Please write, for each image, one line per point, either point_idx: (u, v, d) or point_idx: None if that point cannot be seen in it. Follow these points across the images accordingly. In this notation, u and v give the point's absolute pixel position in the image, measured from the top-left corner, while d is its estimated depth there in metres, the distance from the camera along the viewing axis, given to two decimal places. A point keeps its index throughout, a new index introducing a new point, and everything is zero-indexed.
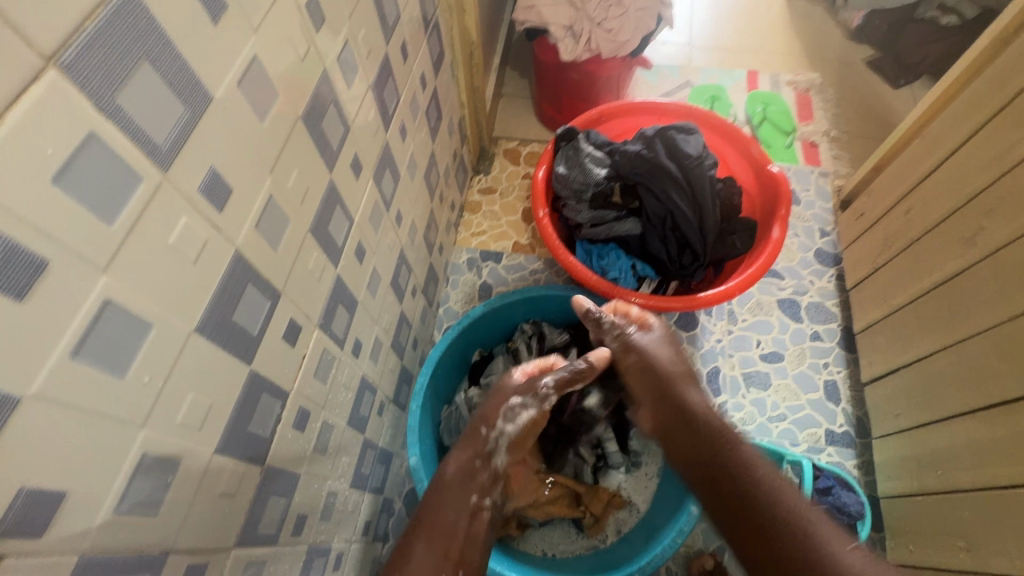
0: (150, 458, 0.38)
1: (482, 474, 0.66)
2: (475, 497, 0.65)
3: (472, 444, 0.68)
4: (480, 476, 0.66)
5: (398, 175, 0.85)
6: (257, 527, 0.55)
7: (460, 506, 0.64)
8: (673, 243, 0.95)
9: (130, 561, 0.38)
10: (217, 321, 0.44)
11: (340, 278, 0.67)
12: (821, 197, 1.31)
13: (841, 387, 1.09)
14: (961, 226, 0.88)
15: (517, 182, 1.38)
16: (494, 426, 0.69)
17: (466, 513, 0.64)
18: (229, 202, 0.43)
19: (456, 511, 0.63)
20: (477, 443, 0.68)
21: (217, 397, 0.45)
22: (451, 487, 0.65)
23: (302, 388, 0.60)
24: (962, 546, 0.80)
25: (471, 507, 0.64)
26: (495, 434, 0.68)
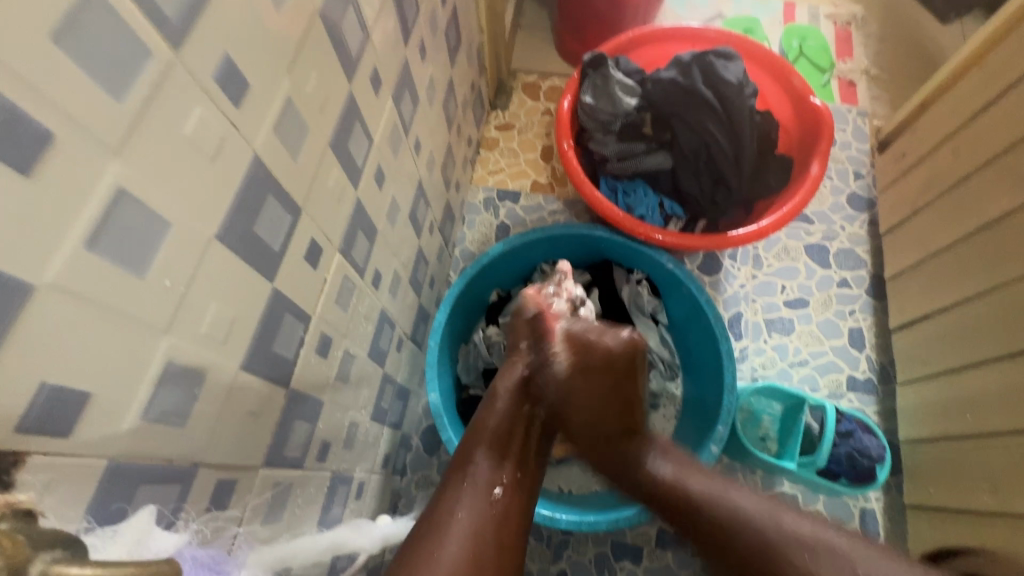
0: (176, 367, 0.37)
1: (538, 380, 0.66)
2: (528, 406, 0.64)
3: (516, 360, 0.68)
4: (534, 385, 0.65)
5: (416, 98, 0.79)
6: (282, 450, 0.54)
7: (514, 412, 0.62)
8: (706, 178, 0.90)
9: (161, 471, 0.37)
10: (238, 229, 0.41)
11: (359, 202, 0.64)
12: (858, 138, 1.24)
13: (866, 333, 1.06)
14: (1016, 163, 0.82)
15: (536, 118, 1.31)
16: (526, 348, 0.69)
17: (520, 420, 0.62)
18: (246, 97, 0.39)
19: (507, 419, 0.61)
20: (522, 359, 0.68)
21: (241, 311, 0.43)
22: (506, 395, 0.64)
23: (324, 313, 0.58)
24: (985, 488, 0.79)
25: (525, 415, 0.63)
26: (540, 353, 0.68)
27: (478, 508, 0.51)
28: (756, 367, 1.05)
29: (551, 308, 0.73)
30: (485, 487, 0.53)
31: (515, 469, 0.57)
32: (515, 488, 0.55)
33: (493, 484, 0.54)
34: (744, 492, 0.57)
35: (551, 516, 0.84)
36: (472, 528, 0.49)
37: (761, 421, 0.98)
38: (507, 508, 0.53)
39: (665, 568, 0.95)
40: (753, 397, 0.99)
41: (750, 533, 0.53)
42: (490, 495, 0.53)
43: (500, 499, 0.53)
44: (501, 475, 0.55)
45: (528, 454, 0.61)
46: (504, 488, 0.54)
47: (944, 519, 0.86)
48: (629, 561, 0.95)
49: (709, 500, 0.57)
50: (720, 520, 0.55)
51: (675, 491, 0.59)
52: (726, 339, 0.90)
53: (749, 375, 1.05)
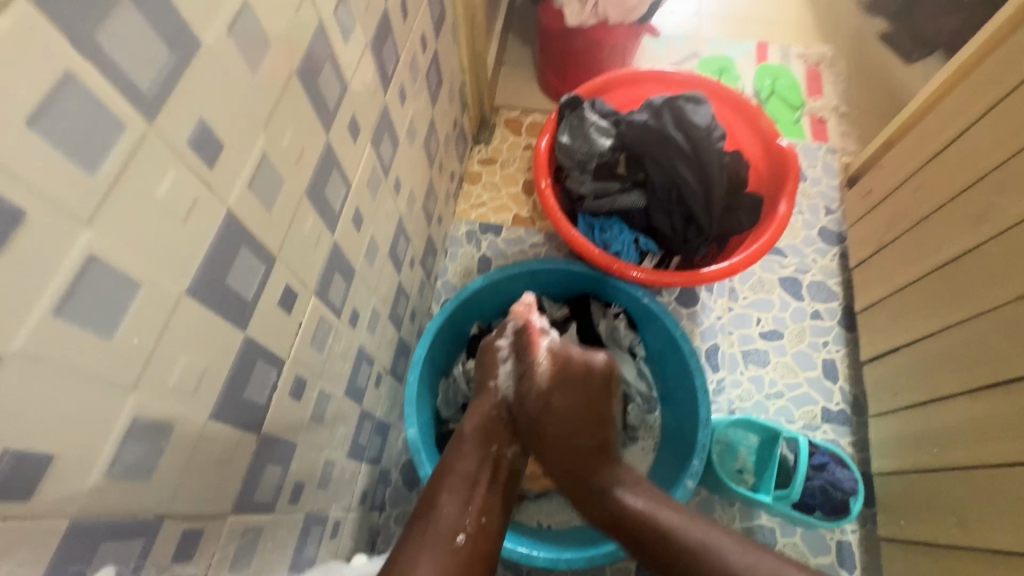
0: (142, 423, 0.37)
1: (502, 428, 0.70)
2: (496, 448, 0.68)
3: (486, 400, 0.74)
4: (498, 429, 0.70)
5: (396, 140, 0.82)
6: (253, 495, 0.54)
7: (480, 456, 0.66)
8: (678, 216, 0.93)
9: (124, 527, 0.37)
10: (209, 283, 0.42)
11: (337, 245, 0.65)
12: (828, 174, 1.28)
13: (839, 365, 1.09)
14: (972, 204, 0.86)
15: (518, 153, 1.34)
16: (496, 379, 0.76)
17: (489, 464, 0.66)
18: (221, 157, 0.41)
19: (478, 461, 0.65)
20: (490, 398, 0.74)
21: (211, 361, 0.44)
22: (472, 440, 0.67)
23: (299, 356, 0.59)
24: (954, 521, 0.81)
25: (491, 459, 0.67)
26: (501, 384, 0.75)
27: (441, 557, 0.53)
28: (733, 399, 1.07)
29: (505, 336, 0.80)
30: (448, 534, 0.55)
31: (481, 512, 0.60)
32: (479, 535, 0.57)
33: (457, 530, 0.56)
34: (718, 535, 0.59)
35: (528, 554, 0.84)
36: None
37: (738, 453, 0.99)
38: (471, 553, 0.55)
39: None
40: (729, 429, 1.00)
41: (712, 569, 0.56)
42: (453, 543, 0.55)
43: (463, 546, 0.55)
44: (468, 520, 0.58)
45: (493, 501, 0.62)
46: (467, 535, 0.56)
47: (915, 552, 0.87)
48: None
49: (672, 527, 0.60)
50: (661, 525, 0.61)
51: (642, 481, 0.67)
52: (700, 374, 0.92)
53: (726, 407, 1.06)
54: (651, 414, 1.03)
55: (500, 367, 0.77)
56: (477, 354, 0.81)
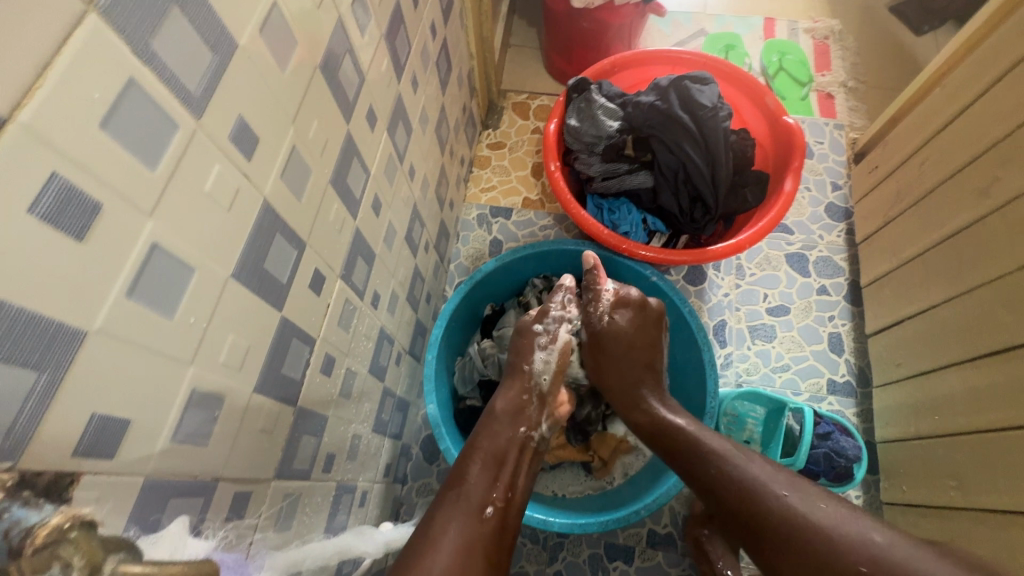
0: (200, 393, 0.41)
1: (529, 409, 0.75)
2: (524, 430, 0.73)
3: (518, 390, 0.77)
4: (527, 410, 0.75)
5: (410, 127, 0.84)
6: (292, 463, 0.58)
7: (510, 436, 0.72)
8: (685, 196, 0.95)
9: (188, 487, 0.42)
10: (251, 267, 0.46)
11: (358, 230, 0.69)
12: (835, 150, 1.29)
13: (845, 339, 1.11)
14: (976, 177, 0.87)
15: (526, 136, 1.36)
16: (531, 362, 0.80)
17: (516, 443, 0.71)
18: (257, 149, 0.44)
19: (509, 439, 0.71)
20: (523, 381, 0.78)
21: (254, 340, 0.48)
22: (502, 420, 0.73)
23: (327, 335, 0.63)
24: (952, 484, 0.84)
25: (520, 438, 0.72)
26: (534, 370, 0.79)
27: (468, 529, 0.58)
28: (740, 373, 1.10)
29: (544, 323, 0.84)
30: (478, 506, 0.61)
31: (507, 488, 0.65)
32: (506, 509, 0.63)
33: (486, 503, 0.62)
34: (752, 462, 0.63)
35: (544, 520, 0.88)
36: (462, 545, 0.56)
37: (745, 424, 1.03)
38: (497, 525, 0.60)
39: (655, 567, 0.99)
40: (737, 401, 1.03)
41: (743, 487, 0.60)
42: (481, 512, 0.60)
43: (490, 517, 0.60)
44: (496, 494, 0.63)
45: (518, 480, 0.67)
46: (494, 508, 0.62)
47: (915, 514, 0.91)
48: (621, 562, 0.99)
49: (713, 451, 0.67)
50: (724, 470, 0.64)
51: (685, 437, 0.71)
52: (708, 347, 0.95)
53: (733, 380, 1.09)
54: None
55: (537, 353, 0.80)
56: (512, 339, 0.84)
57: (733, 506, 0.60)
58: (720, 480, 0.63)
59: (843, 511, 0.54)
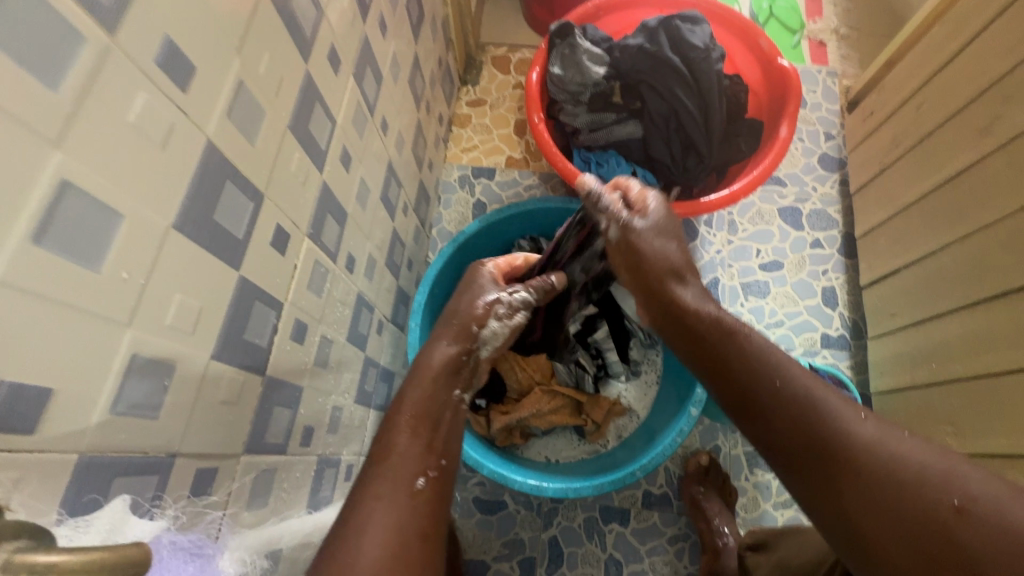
0: (143, 359, 0.36)
1: (466, 370, 0.61)
2: (456, 390, 0.59)
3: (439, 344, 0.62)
4: (463, 371, 0.61)
5: (380, 76, 0.77)
6: (263, 437, 0.54)
7: (441, 395, 0.57)
8: (677, 144, 0.90)
9: (137, 464, 0.37)
10: (197, 218, 0.40)
11: (326, 185, 0.63)
12: (828, 98, 1.24)
13: (839, 292, 1.09)
14: (978, 115, 0.83)
15: (507, 92, 1.29)
16: (484, 330, 0.64)
17: (450, 404, 0.57)
18: (194, 80, 0.38)
19: (443, 401, 0.57)
20: (465, 343, 0.63)
21: (207, 301, 0.42)
22: (433, 378, 0.58)
23: (296, 299, 0.58)
24: (949, 429, 0.83)
25: (453, 402, 0.58)
26: (484, 344, 0.65)
27: (397, 508, 0.45)
28: None
29: (511, 289, 0.68)
30: (409, 478, 0.48)
31: (442, 455, 0.52)
32: (442, 479, 0.50)
33: (417, 474, 0.48)
34: (827, 389, 0.50)
35: (537, 487, 0.86)
36: (395, 524, 0.44)
37: None
38: (432, 498, 0.48)
39: (651, 527, 0.98)
40: None
41: (829, 424, 0.47)
42: (412, 488, 0.47)
43: (424, 489, 0.48)
44: (430, 462, 0.51)
45: (452, 446, 0.54)
46: (428, 478, 0.49)
47: None
48: (617, 523, 0.98)
49: (775, 365, 0.53)
50: (790, 391, 0.50)
51: (736, 348, 0.56)
52: None
53: None
54: (654, 349, 1.04)
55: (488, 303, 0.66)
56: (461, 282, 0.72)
57: (803, 443, 0.48)
58: (785, 407, 0.50)
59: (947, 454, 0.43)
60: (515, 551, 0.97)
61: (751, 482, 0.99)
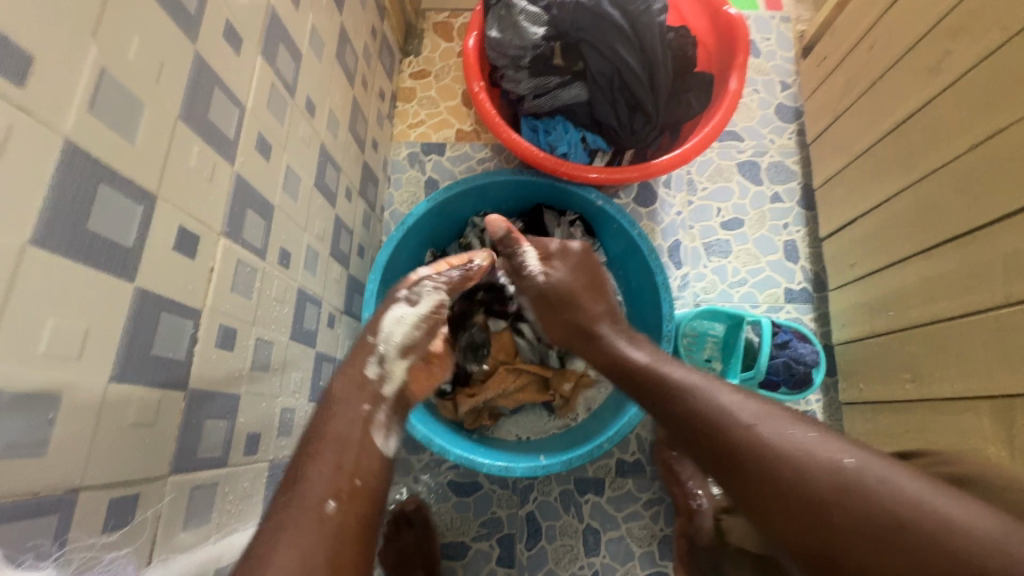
0: (12, 396, 0.33)
1: (373, 382, 0.62)
2: (366, 404, 0.59)
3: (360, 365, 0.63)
4: (370, 383, 0.62)
5: (297, 52, 0.71)
6: (196, 452, 0.51)
7: (352, 416, 0.57)
8: (623, 106, 0.87)
9: (24, 506, 0.34)
10: (64, 230, 0.36)
11: (240, 177, 0.58)
12: (782, 45, 1.19)
13: (800, 246, 1.08)
14: (927, 54, 0.81)
15: (452, 61, 1.22)
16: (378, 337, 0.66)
17: (360, 421, 0.57)
18: (33, 73, 0.33)
19: (348, 419, 0.57)
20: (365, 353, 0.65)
21: (94, 320, 0.38)
22: (343, 399, 0.58)
23: (218, 304, 0.54)
24: (908, 378, 0.84)
25: (363, 416, 0.58)
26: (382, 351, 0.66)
27: (307, 535, 0.44)
28: (698, 292, 1.06)
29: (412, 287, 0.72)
30: (316, 505, 0.47)
31: (354, 474, 0.52)
32: (353, 499, 0.49)
33: (327, 496, 0.48)
34: (786, 422, 0.46)
35: (507, 468, 0.84)
36: (300, 556, 0.42)
37: (705, 342, 1.01)
38: (342, 524, 0.47)
39: (626, 494, 0.98)
40: (695, 321, 1.01)
41: (704, 410, 0.51)
42: (321, 512, 0.46)
43: (333, 513, 0.47)
44: (342, 486, 0.50)
45: (365, 464, 0.53)
46: (339, 500, 0.48)
47: (872, 411, 0.91)
48: (593, 494, 0.99)
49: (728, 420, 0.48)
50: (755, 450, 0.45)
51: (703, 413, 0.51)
52: (660, 270, 0.90)
53: (691, 301, 1.06)
54: None
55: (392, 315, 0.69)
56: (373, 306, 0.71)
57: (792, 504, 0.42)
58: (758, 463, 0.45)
59: (823, 441, 0.44)
60: (494, 529, 0.97)
61: None
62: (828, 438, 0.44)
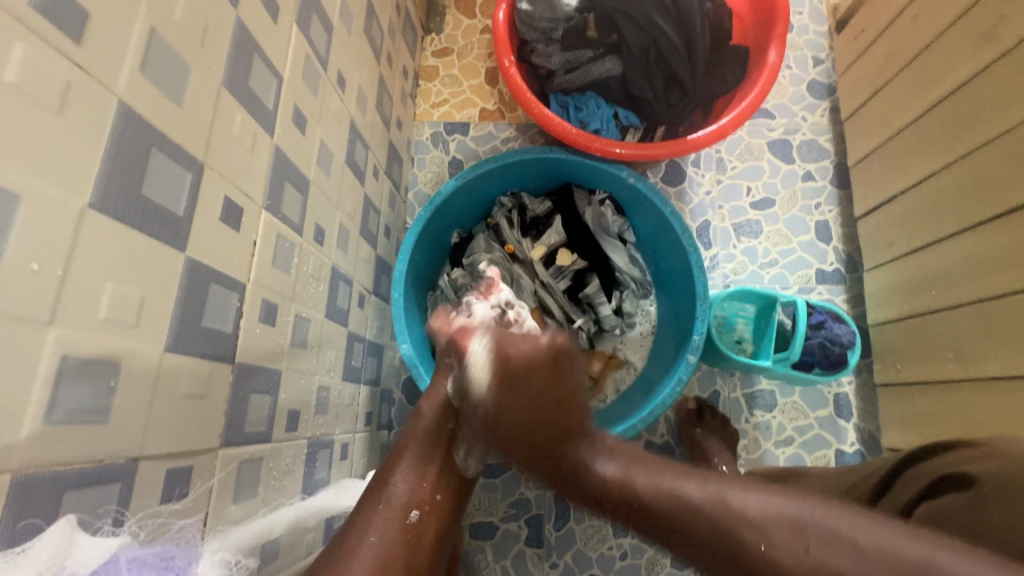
0: (77, 362, 0.32)
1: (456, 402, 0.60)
2: (451, 423, 0.57)
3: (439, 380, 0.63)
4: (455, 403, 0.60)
5: (329, 24, 0.69)
6: (242, 427, 0.50)
7: (438, 431, 0.57)
8: (659, 79, 0.85)
9: (90, 474, 0.34)
10: (121, 195, 0.35)
11: (278, 150, 0.56)
12: (815, 19, 1.15)
13: (833, 226, 1.06)
14: (978, 22, 0.78)
15: (475, 38, 1.20)
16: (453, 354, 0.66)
17: (444, 436, 0.57)
18: (90, 29, 0.32)
19: (435, 434, 0.57)
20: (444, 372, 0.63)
21: (149, 288, 0.38)
22: (429, 416, 0.58)
23: (261, 278, 0.53)
24: (951, 356, 0.82)
25: (447, 434, 0.57)
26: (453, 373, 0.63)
27: (392, 532, 0.45)
28: (727, 274, 1.04)
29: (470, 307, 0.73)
30: (402, 509, 0.47)
31: (435, 488, 0.52)
32: (433, 512, 0.50)
33: (411, 505, 0.48)
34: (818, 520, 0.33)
35: None
36: (381, 558, 0.42)
37: (735, 325, 0.99)
38: (423, 533, 0.47)
39: None
40: (726, 303, 0.99)
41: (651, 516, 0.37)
42: (405, 521, 0.46)
43: (416, 522, 0.47)
44: (425, 496, 0.50)
45: (448, 478, 0.54)
46: (421, 511, 0.48)
47: (910, 391, 0.90)
48: None
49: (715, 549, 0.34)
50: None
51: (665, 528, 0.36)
52: (693, 249, 0.88)
53: (721, 282, 1.04)
54: (647, 299, 1.01)
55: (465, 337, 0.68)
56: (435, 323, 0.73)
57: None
58: None
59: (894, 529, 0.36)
60: (522, 510, 0.97)
61: (752, 424, 0.98)
62: (885, 523, 0.32)
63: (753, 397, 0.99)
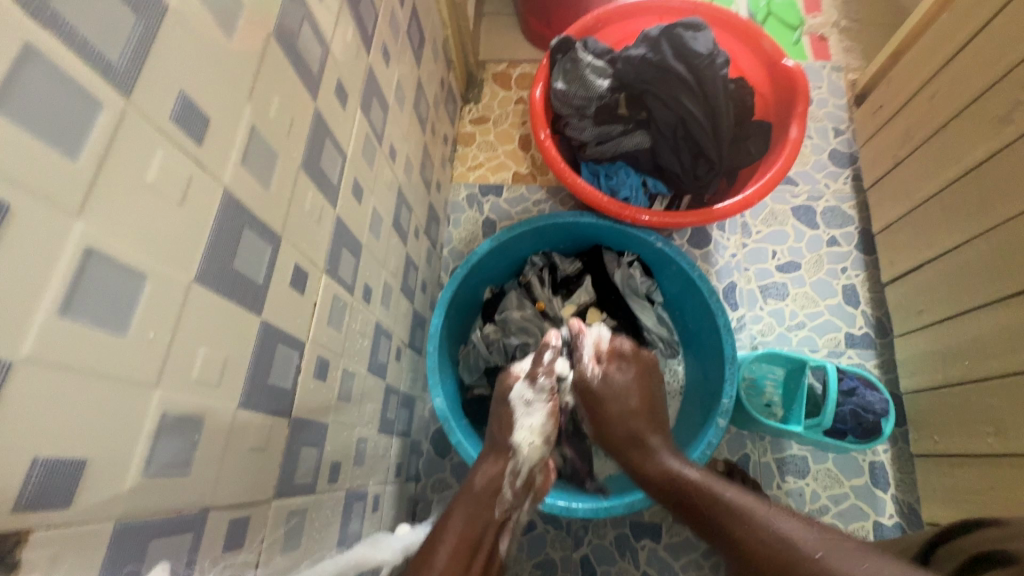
0: (172, 418, 0.36)
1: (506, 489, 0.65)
2: (501, 510, 0.64)
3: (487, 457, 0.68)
4: (503, 491, 0.65)
5: (385, 104, 0.77)
6: (293, 478, 0.53)
7: (486, 519, 0.61)
8: (686, 153, 0.90)
9: (169, 523, 0.37)
10: (219, 268, 0.40)
11: (340, 220, 0.62)
12: (835, 93, 1.21)
13: (860, 290, 1.07)
14: (995, 104, 0.82)
15: (510, 108, 1.29)
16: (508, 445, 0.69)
17: (494, 526, 0.61)
18: (208, 132, 0.38)
19: (483, 525, 0.60)
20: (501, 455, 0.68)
21: (231, 350, 0.42)
22: (467, 497, 0.63)
23: (317, 336, 0.57)
24: (991, 431, 0.81)
25: (497, 521, 0.62)
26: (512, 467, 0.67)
27: None
28: (755, 335, 1.05)
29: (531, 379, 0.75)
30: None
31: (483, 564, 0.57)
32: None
33: None
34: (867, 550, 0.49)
35: (567, 507, 0.82)
36: None
37: (764, 388, 1.00)
38: None
39: (684, 541, 0.96)
40: (754, 365, 0.99)
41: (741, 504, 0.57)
42: None
43: None
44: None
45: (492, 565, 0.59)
46: None
47: (949, 465, 0.88)
48: (649, 539, 0.96)
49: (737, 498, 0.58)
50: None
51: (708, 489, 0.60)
52: (721, 312, 0.90)
53: (748, 343, 1.05)
54: (674, 359, 1.03)
55: (520, 421, 0.71)
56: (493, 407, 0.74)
57: None
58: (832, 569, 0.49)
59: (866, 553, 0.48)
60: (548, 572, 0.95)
61: (784, 490, 0.96)
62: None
63: (784, 462, 0.98)
